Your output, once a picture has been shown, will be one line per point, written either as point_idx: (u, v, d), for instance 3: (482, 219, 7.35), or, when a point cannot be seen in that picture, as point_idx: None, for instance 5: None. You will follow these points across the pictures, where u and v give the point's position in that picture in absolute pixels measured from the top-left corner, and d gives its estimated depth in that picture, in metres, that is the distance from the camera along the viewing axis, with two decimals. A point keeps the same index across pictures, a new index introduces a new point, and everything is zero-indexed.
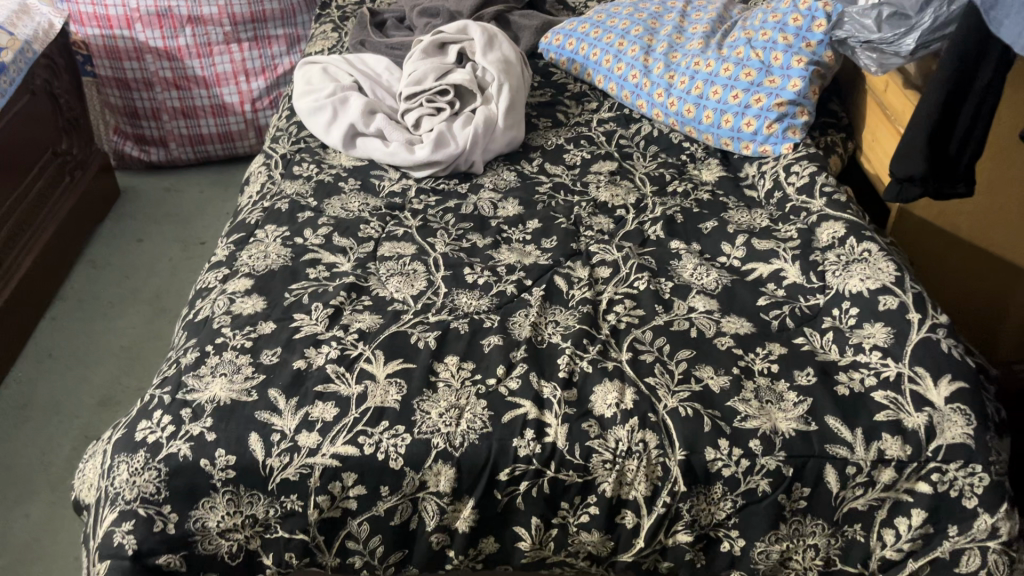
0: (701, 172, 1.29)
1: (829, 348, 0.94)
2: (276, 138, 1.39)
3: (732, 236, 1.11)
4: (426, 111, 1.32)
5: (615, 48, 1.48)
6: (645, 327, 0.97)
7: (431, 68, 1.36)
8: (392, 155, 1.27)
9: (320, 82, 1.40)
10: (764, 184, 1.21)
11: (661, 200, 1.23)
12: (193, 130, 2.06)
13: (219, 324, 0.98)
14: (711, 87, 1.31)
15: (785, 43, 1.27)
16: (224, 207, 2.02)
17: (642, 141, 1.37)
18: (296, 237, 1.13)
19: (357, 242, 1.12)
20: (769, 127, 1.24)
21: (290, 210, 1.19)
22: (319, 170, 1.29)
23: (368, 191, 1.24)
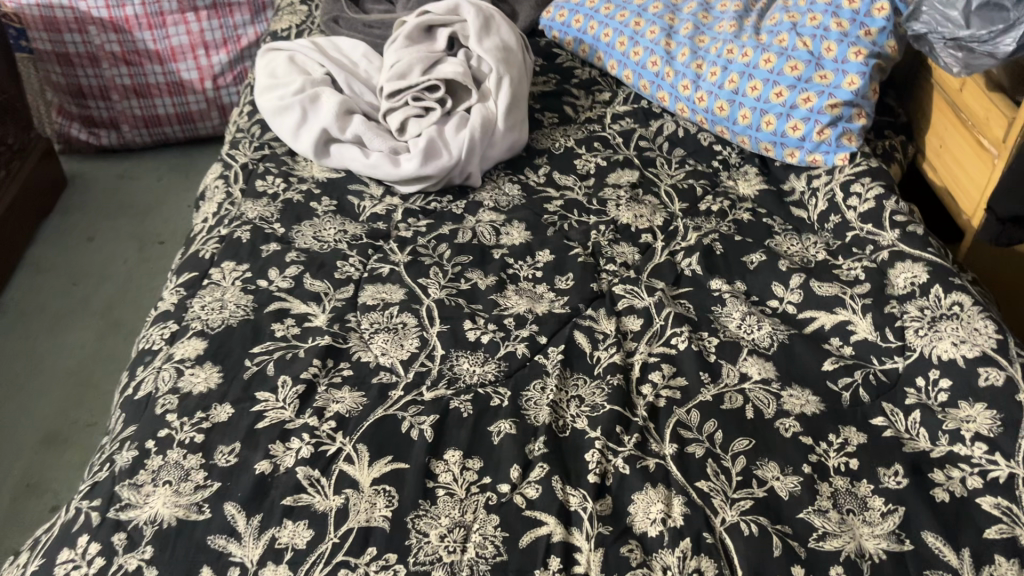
0: (736, 184, 1.10)
1: (916, 434, 0.76)
2: (235, 142, 1.18)
3: (785, 274, 0.92)
4: (412, 112, 1.12)
5: (630, 28, 1.27)
6: (689, 405, 0.79)
7: (417, 58, 1.15)
8: (373, 167, 1.07)
9: (286, 73, 1.18)
10: (816, 204, 1.02)
11: (693, 221, 1.03)
12: (148, 110, 1.83)
13: (163, 406, 0.79)
14: (749, 82, 1.11)
15: (840, 31, 1.06)
16: (186, 195, 1.81)
17: (665, 143, 1.17)
18: (259, 280, 0.93)
19: (334, 285, 0.93)
20: (820, 133, 1.04)
21: (253, 240, 0.99)
22: (287, 185, 1.09)
23: (345, 214, 1.04)
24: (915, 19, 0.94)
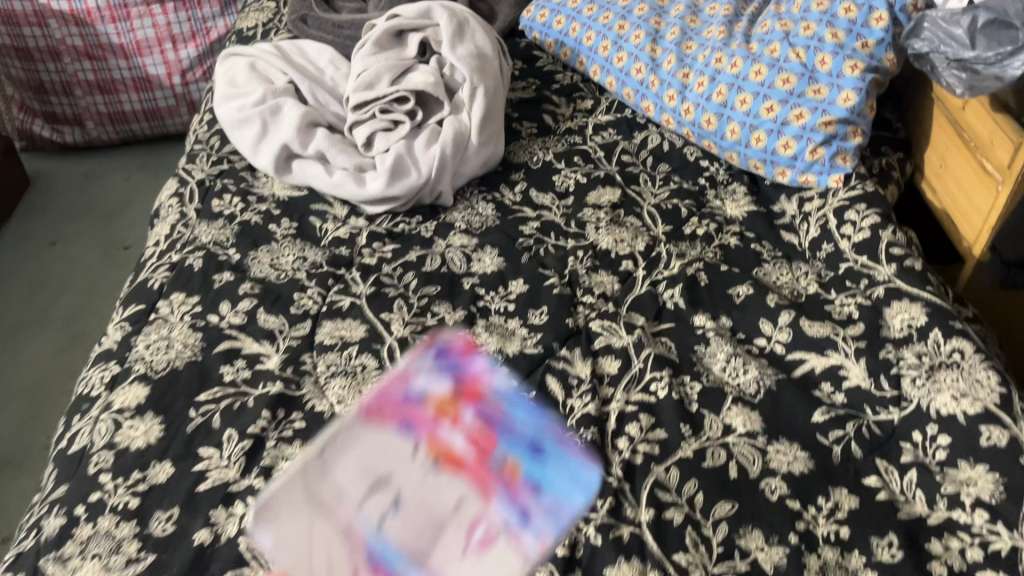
0: (724, 204, 1.03)
1: (913, 496, 0.70)
2: (192, 156, 1.11)
3: (774, 310, 0.86)
4: (380, 125, 1.05)
5: (614, 31, 1.20)
6: (668, 461, 0.74)
7: (385, 67, 1.08)
8: (336, 186, 1.00)
9: (246, 81, 1.11)
10: (808, 230, 0.95)
11: (677, 246, 0.97)
12: (113, 106, 1.76)
13: (97, 465, 0.73)
14: (738, 94, 1.04)
15: (835, 42, 0.99)
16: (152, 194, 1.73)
17: (649, 157, 1.10)
18: (209, 315, 0.87)
19: (289, 320, 0.86)
20: (813, 152, 0.98)
21: (205, 269, 0.93)
22: (245, 205, 1.02)
23: (306, 238, 0.97)
24: (915, 36, 0.87)
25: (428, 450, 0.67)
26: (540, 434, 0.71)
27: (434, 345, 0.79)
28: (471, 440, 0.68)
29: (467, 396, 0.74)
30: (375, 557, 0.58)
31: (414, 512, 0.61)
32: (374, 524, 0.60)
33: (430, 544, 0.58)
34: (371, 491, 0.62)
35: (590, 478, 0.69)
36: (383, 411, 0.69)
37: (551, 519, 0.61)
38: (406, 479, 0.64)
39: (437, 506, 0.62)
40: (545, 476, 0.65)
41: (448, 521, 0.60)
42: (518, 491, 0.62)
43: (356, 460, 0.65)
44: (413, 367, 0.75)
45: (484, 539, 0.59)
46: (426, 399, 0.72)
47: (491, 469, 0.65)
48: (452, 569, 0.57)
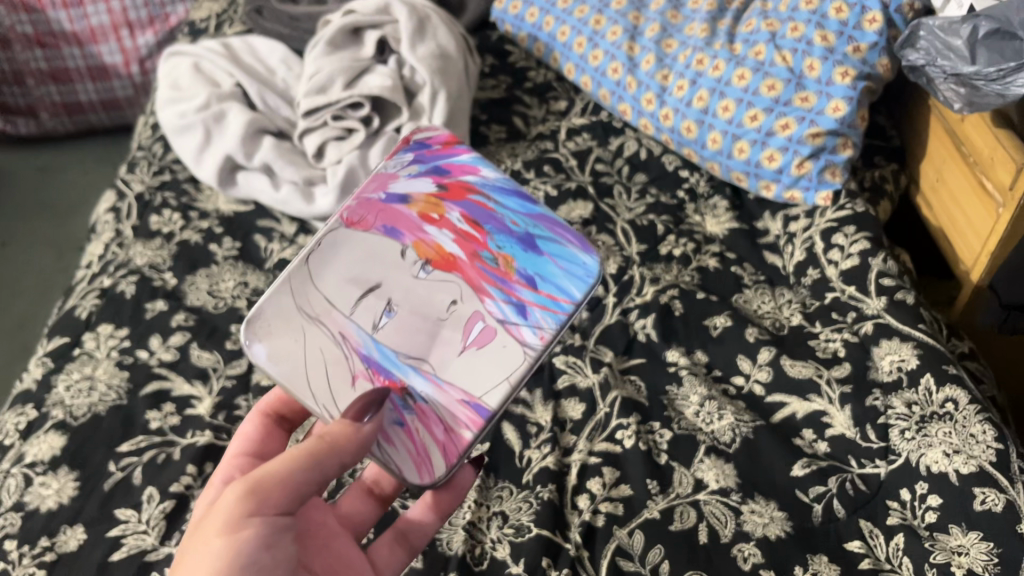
0: (703, 220, 0.96)
1: (899, 565, 0.64)
2: (133, 164, 1.03)
3: (753, 346, 0.79)
4: (332, 134, 0.97)
5: (589, 27, 1.11)
6: (632, 524, 0.67)
7: (338, 69, 1.00)
8: (283, 202, 0.93)
9: (190, 83, 1.03)
10: (793, 252, 0.88)
11: (651, 269, 0.90)
12: (69, 97, 1.67)
13: (3, 530, 0.67)
14: (719, 100, 0.96)
15: (825, 46, 0.91)
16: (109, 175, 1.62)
17: (625, 167, 1.03)
18: (137, 350, 0.80)
19: (225, 357, 0.79)
20: (799, 166, 0.90)
21: (136, 297, 0.85)
22: (186, 222, 0.94)
23: (250, 260, 0.90)
24: (910, 46, 0.79)
25: (419, 251, 0.64)
26: (532, 225, 0.67)
27: (413, 148, 0.74)
28: (463, 235, 0.66)
29: (453, 193, 0.69)
30: (372, 364, 0.59)
31: (410, 319, 0.61)
32: (368, 331, 0.60)
33: (428, 344, 0.60)
34: (365, 296, 0.62)
35: (586, 263, 0.65)
36: (365, 215, 0.66)
37: (550, 307, 0.62)
38: (397, 284, 0.62)
39: (432, 310, 0.61)
40: (542, 268, 0.65)
41: (447, 321, 0.61)
42: (514, 279, 0.64)
43: (345, 274, 0.63)
44: (391, 174, 0.70)
45: (484, 335, 0.60)
46: (410, 202, 0.68)
47: (483, 260, 0.64)
48: (455, 374, 0.59)
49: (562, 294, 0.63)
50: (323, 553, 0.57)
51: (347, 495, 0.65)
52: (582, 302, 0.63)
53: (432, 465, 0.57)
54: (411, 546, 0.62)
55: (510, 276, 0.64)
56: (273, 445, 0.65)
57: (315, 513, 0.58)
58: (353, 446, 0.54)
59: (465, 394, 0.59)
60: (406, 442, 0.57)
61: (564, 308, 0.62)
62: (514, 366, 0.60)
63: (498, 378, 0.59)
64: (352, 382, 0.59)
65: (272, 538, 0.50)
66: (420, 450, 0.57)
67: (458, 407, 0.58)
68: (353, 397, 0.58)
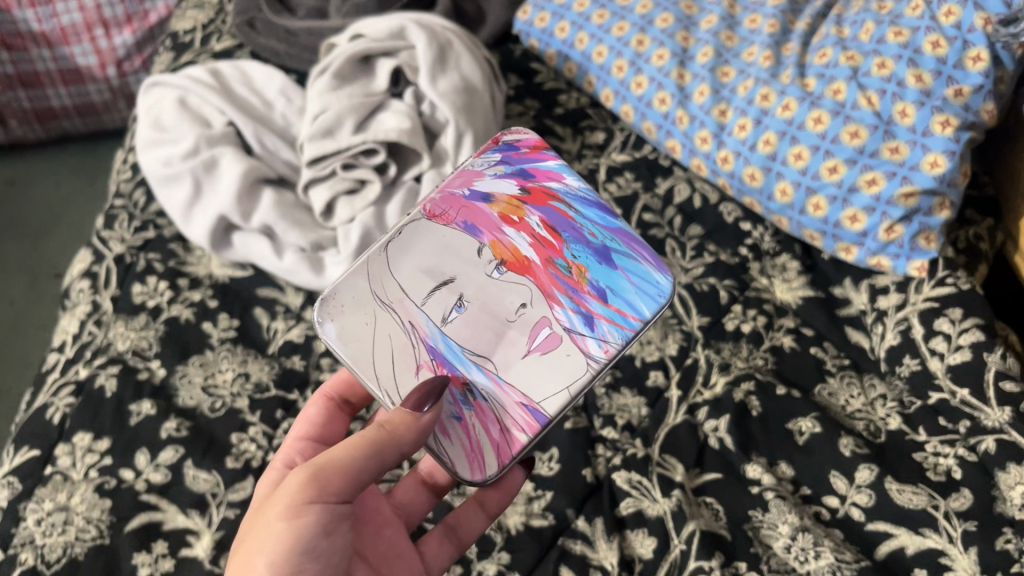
0: (771, 285, 0.84)
1: None
2: (111, 217, 0.90)
3: (849, 462, 0.67)
4: (342, 187, 0.84)
5: (631, 48, 0.97)
6: None
7: (347, 107, 0.86)
8: (288, 272, 0.80)
9: (175, 120, 0.89)
10: (884, 333, 0.76)
11: (718, 350, 0.77)
12: (39, 101, 1.52)
13: None
14: (790, 146, 0.83)
15: (920, 88, 0.78)
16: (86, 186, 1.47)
17: (677, 217, 0.90)
18: (121, 470, 0.67)
19: (226, 477, 0.67)
20: (888, 231, 0.78)
21: (119, 395, 0.73)
22: (174, 293, 0.81)
23: (251, 343, 0.77)
24: None
25: (494, 250, 0.59)
26: (614, 234, 0.60)
27: (501, 147, 0.65)
28: (540, 239, 0.59)
29: (536, 194, 0.62)
30: (437, 356, 0.56)
31: (480, 317, 0.57)
32: (436, 323, 0.57)
33: (492, 345, 0.56)
34: (436, 288, 0.58)
35: (661, 282, 0.58)
36: (447, 209, 0.61)
37: (619, 323, 0.57)
38: (471, 281, 0.58)
39: (501, 310, 0.57)
40: (616, 282, 0.58)
41: (514, 323, 0.56)
42: (586, 290, 0.57)
43: (421, 264, 0.59)
44: (477, 168, 0.63)
45: (550, 343, 0.56)
46: (491, 200, 0.61)
47: (557, 267, 0.58)
48: (518, 376, 0.55)
49: (631, 310, 0.57)
50: (377, 541, 0.57)
51: (401, 484, 0.64)
52: (652, 322, 0.57)
53: (485, 462, 0.55)
54: (461, 539, 0.61)
55: (582, 286, 0.58)
56: (336, 427, 0.64)
57: (370, 501, 0.58)
58: (413, 435, 0.52)
59: (525, 398, 0.55)
60: (462, 436, 0.55)
61: (633, 326, 0.56)
62: (575, 377, 0.55)
63: (558, 388, 0.55)
64: (416, 371, 0.56)
65: (333, 525, 0.50)
66: (474, 445, 0.55)
67: (516, 410, 0.55)
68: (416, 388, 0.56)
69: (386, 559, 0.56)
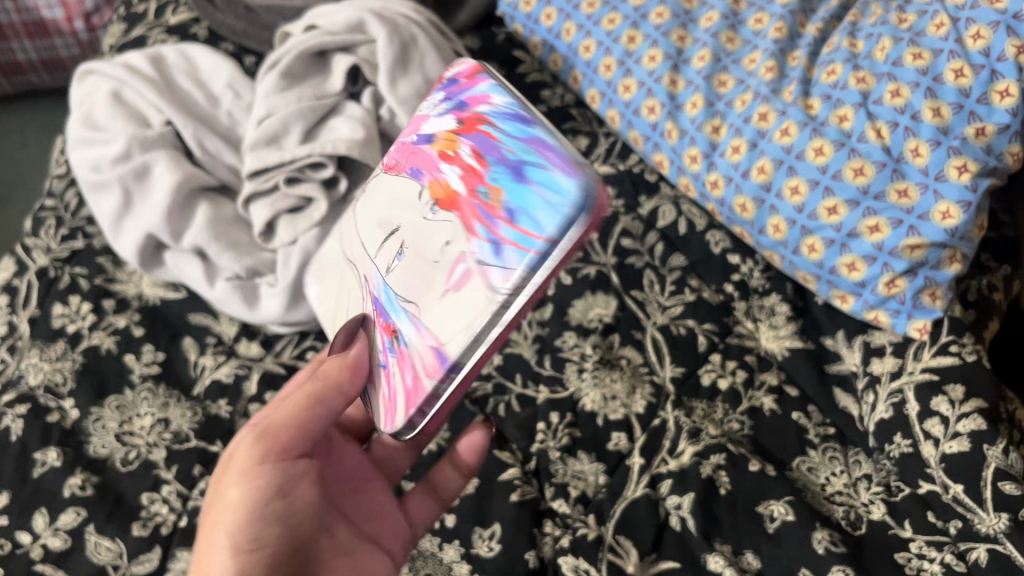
0: (756, 331, 0.76)
1: None
2: (39, 221, 0.82)
3: (822, 561, 0.59)
4: (284, 205, 0.75)
5: (621, 45, 0.87)
6: None
7: (294, 112, 0.77)
8: (220, 302, 0.72)
9: (108, 116, 0.80)
10: (875, 404, 0.68)
11: (689, 411, 0.70)
12: (5, 57, 1.43)
13: None
14: (787, 178, 0.74)
15: (937, 124, 0.68)
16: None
17: (659, 244, 0.81)
18: (15, 533, 0.61)
19: (130, 546, 0.61)
20: (889, 285, 0.69)
21: (24, 440, 0.66)
22: (97, 316, 0.74)
23: (175, 381, 0.70)
24: None
25: (430, 190, 0.47)
26: (531, 147, 0.43)
27: (445, 84, 0.55)
28: (466, 169, 0.45)
29: (469, 123, 0.49)
30: (377, 303, 0.51)
31: (415, 263, 0.47)
32: (382, 273, 0.51)
33: (421, 289, 0.46)
34: (386, 239, 0.51)
35: (569, 185, 0.40)
36: (400, 158, 0.53)
37: (523, 245, 0.41)
38: (409, 224, 0.48)
39: (429, 251, 0.46)
40: (523, 196, 0.42)
41: (439, 263, 0.45)
42: (499, 215, 0.42)
43: (376, 215, 0.53)
44: (428, 108, 0.54)
45: (463, 279, 0.43)
46: (434, 140, 0.50)
47: (477, 195, 0.43)
48: (433, 318, 0.45)
49: (536, 228, 0.41)
50: (359, 499, 0.57)
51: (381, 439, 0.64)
52: (558, 242, 0.40)
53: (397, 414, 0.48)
54: (441, 497, 0.61)
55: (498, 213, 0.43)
56: None
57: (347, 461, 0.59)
58: (349, 375, 0.51)
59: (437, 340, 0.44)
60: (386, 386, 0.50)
61: (536, 247, 0.40)
62: (475, 313, 0.42)
63: (459, 325, 0.43)
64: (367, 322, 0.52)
65: (288, 484, 0.50)
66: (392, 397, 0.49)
67: (426, 353, 0.45)
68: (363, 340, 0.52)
69: (366, 516, 0.57)
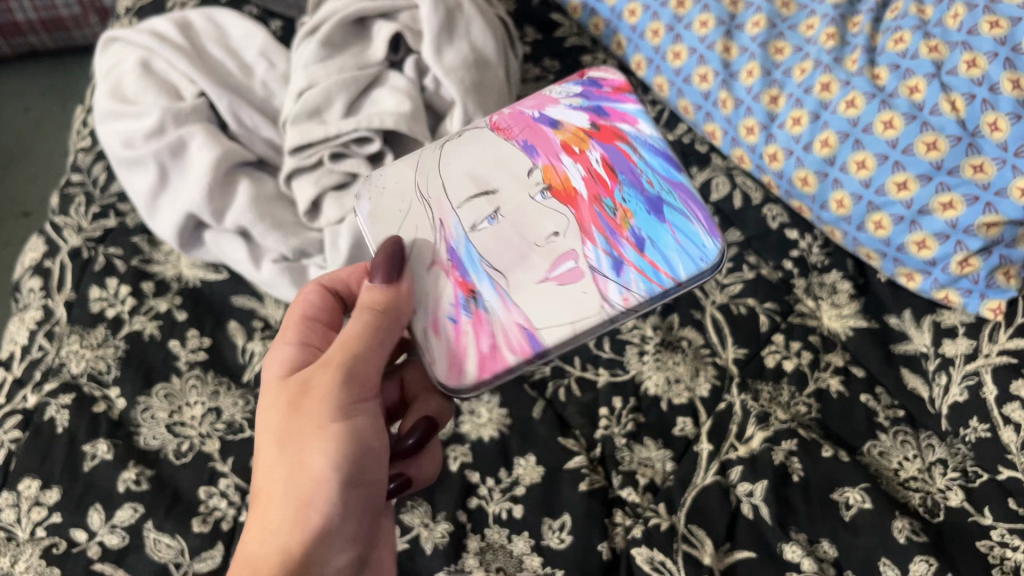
0: (817, 308, 0.73)
1: None
2: (67, 197, 0.79)
3: (904, 551, 0.58)
4: (330, 181, 0.73)
5: (671, 9, 0.82)
6: None
7: (337, 84, 0.73)
8: (268, 285, 0.70)
9: (137, 86, 0.76)
10: (948, 387, 0.67)
11: (756, 395, 0.68)
12: None
13: None
14: (852, 152, 0.71)
15: (1016, 97, 0.65)
16: (59, 116, 1.33)
17: (713, 218, 0.79)
18: (70, 530, 0.59)
19: (191, 544, 0.59)
20: (962, 264, 0.68)
21: (71, 431, 0.63)
22: (137, 299, 0.71)
23: (223, 368, 0.68)
24: None
25: (545, 174, 0.61)
26: (670, 188, 0.61)
27: (585, 82, 0.70)
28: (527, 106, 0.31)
29: (604, 132, 0.64)
30: (455, 257, 0.57)
31: (509, 234, 0.58)
32: (465, 228, 0.58)
33: (512, 263, 0.56)
34: (476, 196, 0.59)
35: None
36: (512, 125, 0.64)
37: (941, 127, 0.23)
38: (511, 197, 0.59)
39: (531, 233, 0.57)
40: (658, 234, 0.58)
41: (541, 248, 0.57)
42: (625, 234, 0.58)
43: (468, 170, 0.61)
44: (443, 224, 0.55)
45: (570, 276, 0.56)
46: (559, 128, 0.64)
47: (603, 206, 0.59)
48: (524, 298, 0.55)
49: None
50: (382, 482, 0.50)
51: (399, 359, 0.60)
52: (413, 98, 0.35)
53: (466, 368, 0.54)
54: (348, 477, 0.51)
55: None
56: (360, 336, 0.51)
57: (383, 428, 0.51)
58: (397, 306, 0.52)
59: (525, 321, 0.54)
60: (451, 339, 0.54)
61: None
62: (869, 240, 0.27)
63: None
64: (430, 265, 0.56)
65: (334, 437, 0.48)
66: (459, 353, 0.54)
67: (513, 330, 0.54)
68: (427, 281, 0.56)
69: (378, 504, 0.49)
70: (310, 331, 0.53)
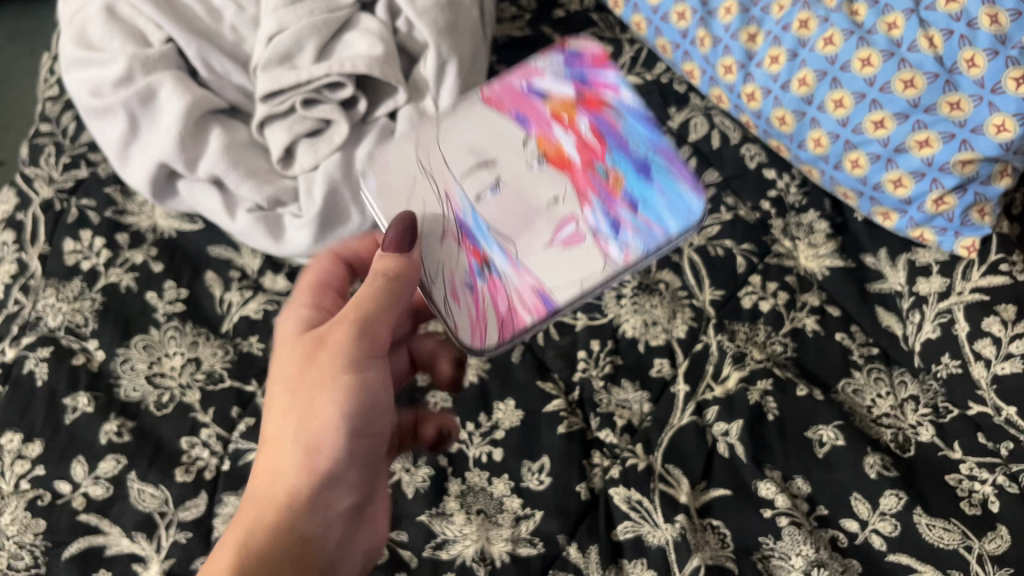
0: (794, 248, 0.74)
1: None
2: (36, 147, 0.77)
3: (875, 486, 0.60)
4: (302, 128, 0.72)
5: None
6: None
7: (307, 28, 0.72)
8: (243, 234, 0.70)
9: (102, 32, 0.74)
10: (921, 324, 0.67)
11: (732, 335, 0.68)
12: None
13: None
14: (830, 90, 0.71)
15: (994, 33, 0.64)
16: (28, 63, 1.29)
17: (692, 159, 0.79)
18: (53, 483, 0.59)
19: (175, 493, 0.59)
20: (938, 202, 0.68)
21: (51, 385, 0.63)
22: (111, 251, 0.71)
23: (201, 319, 0.68)
24: None
25: (538, 144, 0.62)
26: (656, 149, 0.62)
27: (566, 56, 0.67)
28: None
29: (591, 102, 0.64)
30: (464, 229, 0.58)
31: (513, 201, 0.59)
32: (469, 201, 0.59)
33: (519, 231, 0.58)
34: (477, 168, 0.61)
35: None
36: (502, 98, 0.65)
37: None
38: (510, 168, 0.61)
39: (535, 200, 0.59)
40: (647, 195, 0.59)
41: (544, 214, 0.58)
42: (618, 197, 0.59)
43: (466, 141, 0.63)
44: None
45: (573, 238, 0.57)
46: (547, 101, 0.65)
47: (595, 171, 0.60)
48: (535, 263, 0.56)
49: None
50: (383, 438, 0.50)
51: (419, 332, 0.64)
52: None
53: (486, 332, 0.55)
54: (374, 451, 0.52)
55: None
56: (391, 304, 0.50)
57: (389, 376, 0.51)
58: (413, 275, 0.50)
59: (538, 282, 0.56)
60: (471, 304, 0.56)
61: None
62: None
63: None
64: (442, 239, 0.59)
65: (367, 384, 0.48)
66: (479, 314, 0.56)
67: (527, 292, 0.55)
68: (438, 253, 0.58)
69: (375, 459, 0.50)
70: (323, 295, 0.54)
